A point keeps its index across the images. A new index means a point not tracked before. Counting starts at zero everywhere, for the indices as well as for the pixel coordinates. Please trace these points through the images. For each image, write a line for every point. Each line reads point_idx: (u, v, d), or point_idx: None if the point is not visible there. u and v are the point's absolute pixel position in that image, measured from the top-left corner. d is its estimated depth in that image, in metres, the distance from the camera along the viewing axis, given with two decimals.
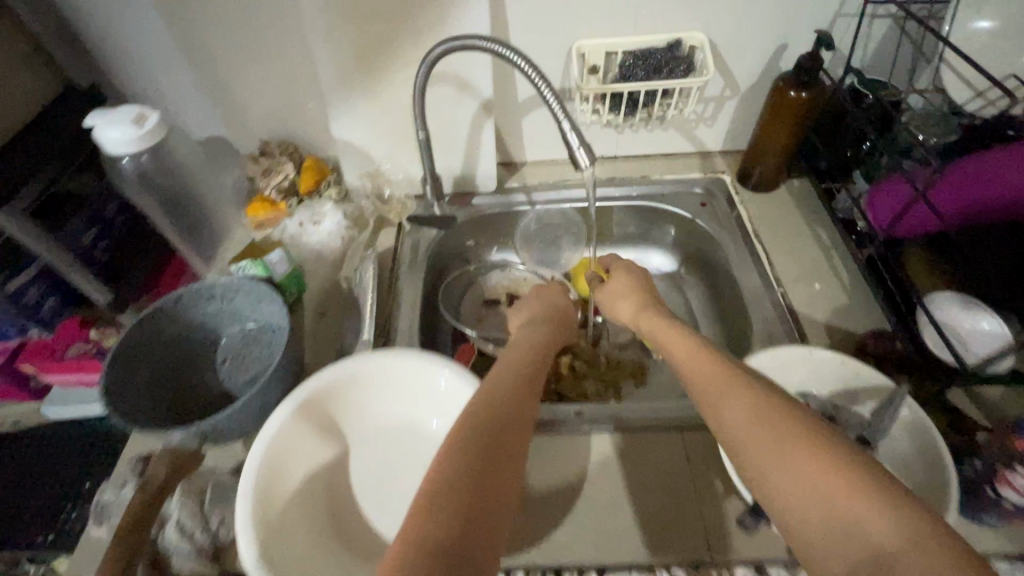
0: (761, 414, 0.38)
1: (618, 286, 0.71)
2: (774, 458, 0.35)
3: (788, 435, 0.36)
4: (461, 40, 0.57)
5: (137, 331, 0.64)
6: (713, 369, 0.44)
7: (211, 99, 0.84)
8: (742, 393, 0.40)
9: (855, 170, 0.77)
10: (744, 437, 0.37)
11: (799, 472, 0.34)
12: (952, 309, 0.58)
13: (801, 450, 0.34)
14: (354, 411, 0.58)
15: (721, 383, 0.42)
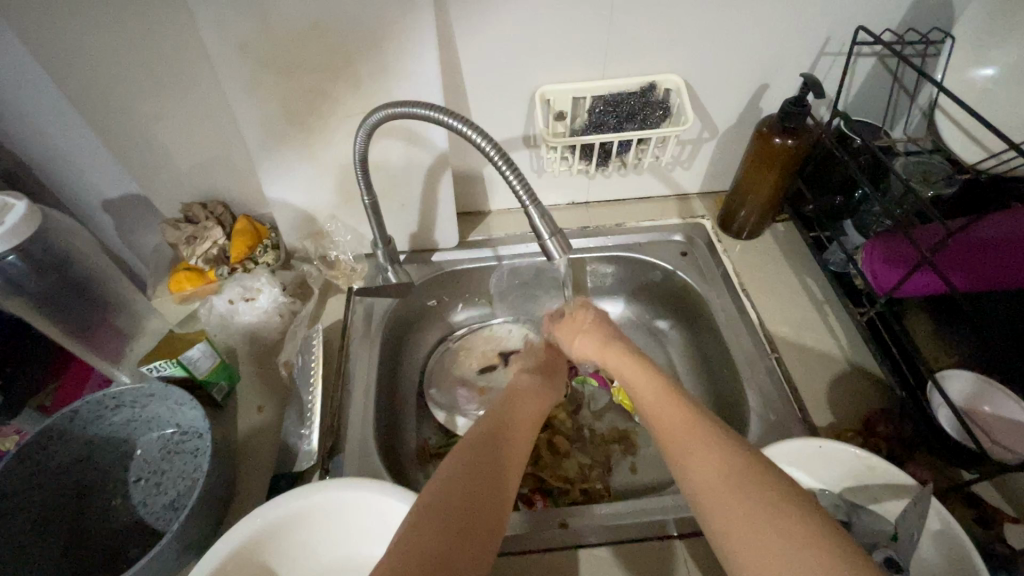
0: (735, 476, 0.37)
1: (581, 319, 0.63)
2: (744, 523, 0.35)
3: (761, 500, 0.35)
4: (406, 105, 0.47)
5: (19, 464, 0.52)
6: (685, 423, 0.43)
7: (118, 157, 0.71)
8: (715, 452, 0.39)
9: (846, 221, 0.71)
10: (715, 500, 0.37)
11: (772, 540, 0.33)
12: (963, 384, 0.54)
13: (776, 517, 0.34)
14: (291, 556, 0.47)
15: (694, 437, 0.41)
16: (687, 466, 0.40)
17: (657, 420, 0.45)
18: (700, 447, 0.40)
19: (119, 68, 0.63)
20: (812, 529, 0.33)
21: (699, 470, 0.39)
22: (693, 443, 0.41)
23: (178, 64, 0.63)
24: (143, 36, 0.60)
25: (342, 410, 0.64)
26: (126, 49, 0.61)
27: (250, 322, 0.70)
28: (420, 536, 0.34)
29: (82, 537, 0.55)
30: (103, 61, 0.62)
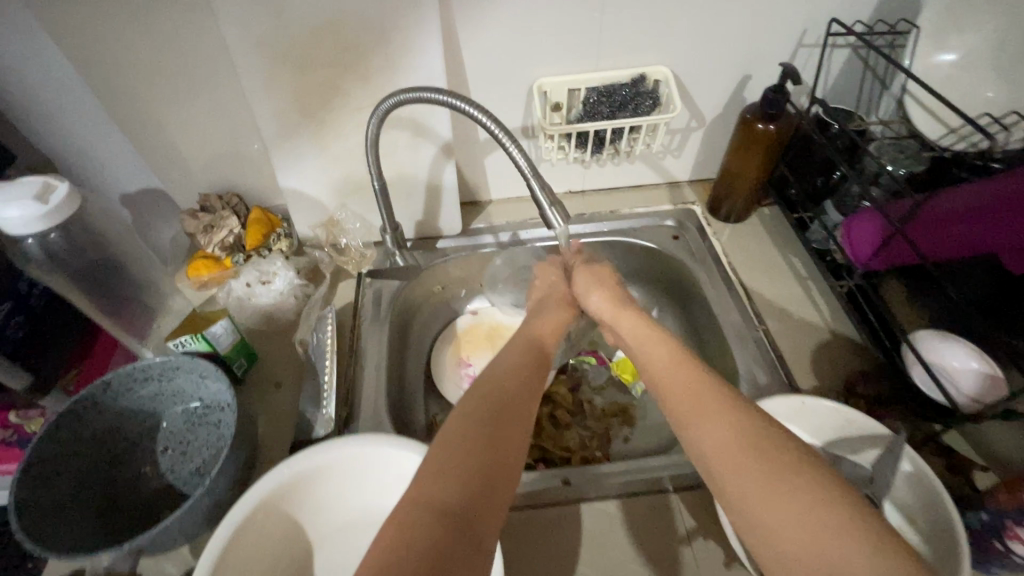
0: (749, 438, 0.37)
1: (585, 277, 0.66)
2: (755, 486, 0.35)
3: (775, 463, 0.35)
4: (416, 91, 0.52)
5: (57, 430, 0.55)
6: (697, 386, 0.43)
7: (140, 151, 0.75)
8: (729, 414, 0.39)
9: (826, 201, 0.75)
10: (725, 461, 0.37)
11: (785, 503, 0.34)
12: (935, 344, 0.58)
13: (789, 480, 0.34)
14: (315, 507, 0.51)
15: (706, 399, 0.41)
16: (696, 429, 0.40)
17: (668, 382, 0.45)
18: (713, 411, 0.40)
19: (143, 65, 0.67)
20: (825, 491, 0.33)
21: (711, 431, 0.39)
22: (706, 405, 0.41)
23: (198, 60, 0.67)
24: (168, 36, 0.64)
25: (356, 384, 0.68)
26: (150, 46, 0.65)
27: (267, 303, 0.74)
28: (439, 486, 0.34)
29: (115, 502, 0.58)
30: (128, 59, 0.66)
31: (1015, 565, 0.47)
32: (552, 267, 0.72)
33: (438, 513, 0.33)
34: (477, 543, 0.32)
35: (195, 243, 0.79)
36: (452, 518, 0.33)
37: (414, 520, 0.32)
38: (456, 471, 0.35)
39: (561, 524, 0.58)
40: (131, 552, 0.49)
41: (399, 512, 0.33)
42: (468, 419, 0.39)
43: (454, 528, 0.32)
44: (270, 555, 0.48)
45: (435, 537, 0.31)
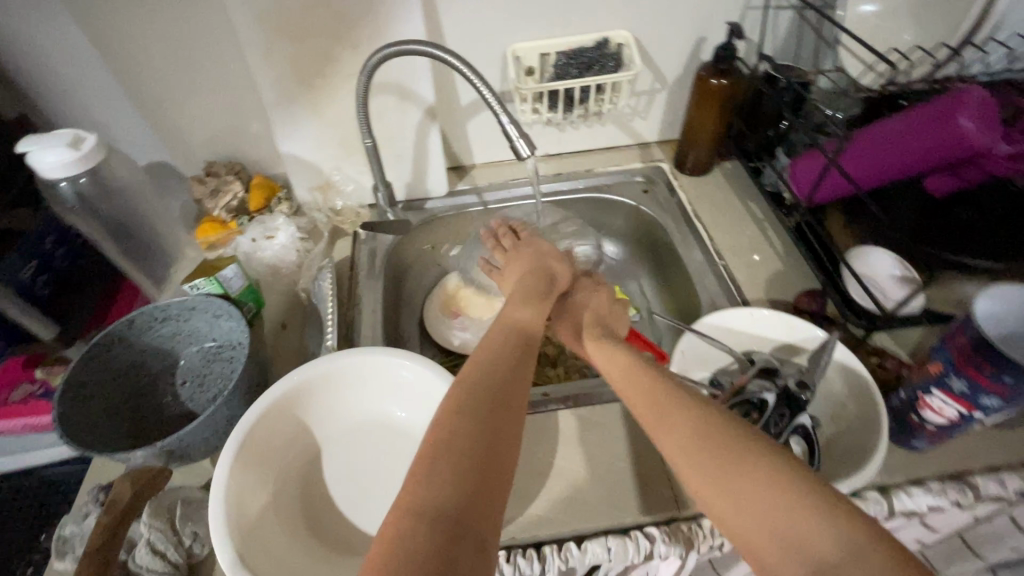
0: (711, 435, 0.40)
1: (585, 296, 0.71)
2: (715, 481, 0.38)
3: (732, 458, 0.38)
4: (399, 45, 0.59)
5: (86, 361, 0.61)
6: (659, 391, 0.46)
7: (149, 124, 0.82)
8: (690, 416, 0.42)
9: (777, 148, 0.84)
10: (687, 461, 0.40)
11: (743, 493, 0.36)
12: (869, 256, 0.65)
13: (744, 471, 0.37)
14: (322, 414, 0.58)
15: (667, 404, 0.44)
16: (660, 425, 0.43)
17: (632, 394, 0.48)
18: (675, 410, 0.43)
19: (151, 40, 0.73)
20: (782, 473, 0.36)
21: (670, 435, 0.42)
22: (667, 410, 0.43)
23: (201, 35, 0.74)
24: (174, 11, 0.71)
25: (355, 324, 0.75)
26: (157, 23, 0.71)
27: (272, 256, 0.80)
28: (432, 493, 0.37)
29: (141, 426, 0.65)
30: (138, 35, 0.72)
31: (930, 434, 0.55)
32: (553, 257, 0.73)
33: (432, 517, 0.35)
34: (474, 541, 0.35)
35: (202, 207, 0.85)
36: (447, 521, 0.35)
37: (410, 525, 0.35)
38: (447, 474, 0.38)
39: (541, 432, 0.65)
40: (163, 453, 0.55)
41: (393, 517, 0.36)
42: (451, 422, 0.42)
43: (450, 533, 0.35)
44: (283, 453, 0.55)
45: (430, 541, 0.34)
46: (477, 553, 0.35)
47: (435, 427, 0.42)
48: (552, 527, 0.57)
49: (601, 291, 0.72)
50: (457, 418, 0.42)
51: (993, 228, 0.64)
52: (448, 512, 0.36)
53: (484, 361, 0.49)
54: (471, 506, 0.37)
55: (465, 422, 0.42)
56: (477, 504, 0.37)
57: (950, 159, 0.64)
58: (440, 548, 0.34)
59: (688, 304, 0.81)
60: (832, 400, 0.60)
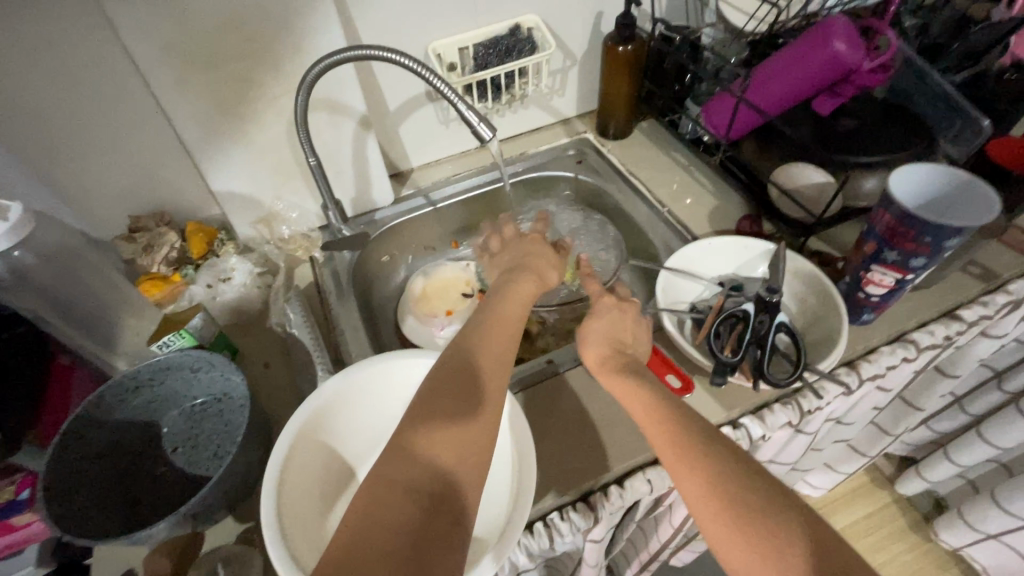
0: (733, 496, 0.44)
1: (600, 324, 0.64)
2: (720, 532, 0.44)
3: (752, 527, 0.43)
4: (351, 51, 0.63)
5: (63, 451, 0.55)
6: (683, 426, 0.49)
7: (53, 187, 0.73)
8: (711, 463, 0.46)
9: (686, 100, 0.93)
10: (704, 507, 0.45)
11: (744, 539, 0.43)
12: (790, 171, 0.75)
13: (751, 526, 0.43)
14: (349, 434, 0.57)
15: (692, 447, 0.48)
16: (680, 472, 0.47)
17: (651, 422, 0.51)
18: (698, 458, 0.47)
19: (42, 95, 0.66)
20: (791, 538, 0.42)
21: (691, 479, 0.46)
22: (692, 453, 0.47)
23: (101, 80, 0.68)
24: (63, 60, 0.64)
25: (341, 345, 0.74)
26: (45, 76, 0.65)
27: (233, 297, 0.76)
28: (411, 476, 0.42)
29: (137, 505, 0.59)
30: (25, 92, 0.65)
31: (874, 306, 0.65)
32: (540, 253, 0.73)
33: (410, 495, 0.41)
34: (447, 520, 0.41)
35: (136, 266, 0.78)
36: (424, 500, 0.41)
37: (390, 500, 0.40)
38: (425, 460, 0.43)
39: (555, 395, 0.69)
40: (187, 518, 0.52)
41: (373, 492, 0.41)
42: (434, 419, 0.45)
43: (428, 510, 0.41)
44: (322, 481, 0.54)
45: (408, 518, 0.40)
46: (450, 529, 0.40)
47: (418, 422, 0.45)
48: (593, 475, 0.61)
49: (622, 312, 0.64)
50: (441, 417, 0.46)
51: (872, 131, 0.75)
52: (426, 492, 0.41)
53: (483, 363, 0.51)
54: (448, 488, 0.42)
55: (450, 421, 0.46)
56: (453, 488, 0.42)
57: (831, 78, 0.75)
58: (416, 524, 0.40)
59: (645, 253, 0.88)
60: (794, 299, 0.69)
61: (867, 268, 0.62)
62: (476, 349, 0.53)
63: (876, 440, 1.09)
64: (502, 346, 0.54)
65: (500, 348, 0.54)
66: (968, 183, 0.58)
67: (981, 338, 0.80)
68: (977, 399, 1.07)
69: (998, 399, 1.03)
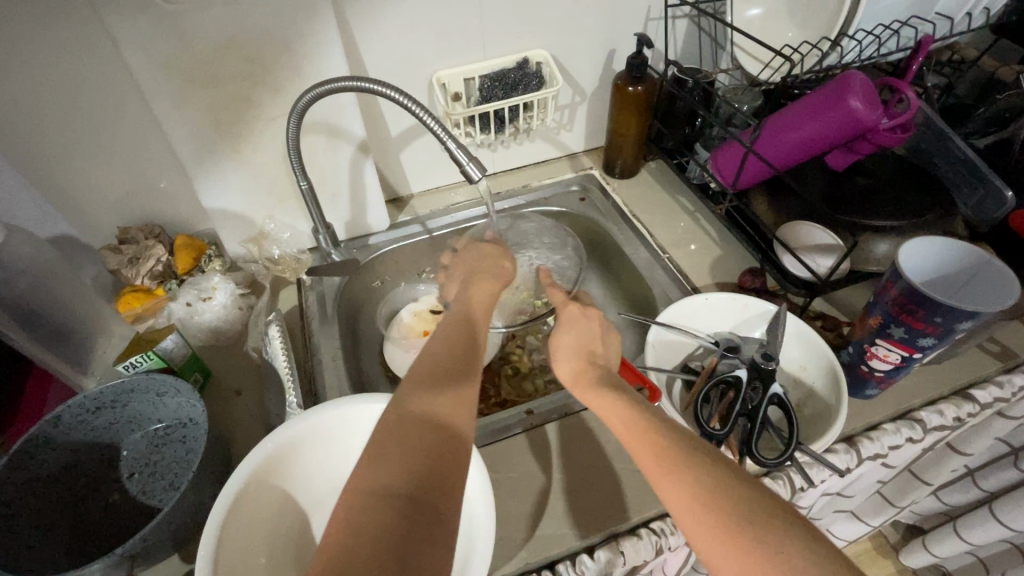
0: (719, 487, 0.39)
1: (567, 340, 0.61)
2: (717, 542, 0.37)
3: (746, 520, 0.37)
4: (344, 81, 0.61)
5: (10, 474, 0.53)
6: (658, 427, 0.45)
7: (46, 194, 0.72)
8: (696, 463, 0.41)
9: (696, 144, 0.90)
10: (693, 513, 0.39)
11: (745, 554, 0.36)
12: (800, 230, 0.72)
13: (753, 534, 0.37)
14: (303, 478, 0.54)
15: (673, 447, 0.43)
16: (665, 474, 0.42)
17: (634, 437, 0.45)
18: (676, 452, 0.42)
19: (38, 103, 0.65)
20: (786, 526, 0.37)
21: (675, 485, 0.41)
22: (672, 450, 0.42)
23: (97, 91, 0.67)
24: (63, 70, 0.64)
25: (317, 375, 0.71)
26: (41, 84, 0.64)
27: (211, 319, 0.75)
28: (385, 478, 0.38)
29: (83, 535, 0.57)
30: (23, 101, 0.64)
31: (879, 380, 0.61)
32: (496, 260, 0.74)
33: (384, 501, 0.37)
34: (430, 522, 0.37)
35: (121, 277, 0.77)
36: (399, 502, 0.37)
37: (365, 508, 0.36)
38: (398, 461, 0.39)
39: (530, 449, 0.65)
40: (125, 558, 0.49)
41: (344, 507, 0.36)
42: (404, 420, 0.42)
43: (405, 514, 0.36)
44: (269, 530, 0.51)
45: (384, 524, 0.35)
46: (430, 536, 0.36)
47: (386, 425, 0.42)
48: (560, 543, 0.57)
49: (589, 322, 0.63)
50: (414, 415, 0.43)
51: (887, 191, 0.71)
52: (402, 496, 0.37)
53: (449, 366, 0.50)
54: (426, 487, 0.38)
55: (419, 417, 0.43)
56: (432, 487, 0.38)
57: (847, 135, 0.71)
58: (394, 526, 0.35)
59: (640, 301, 0.85)
60: (792, 367, 0.65)
61: (871, 341, 0.58)
62: (439, 356, 0.51)
63: (881, 510, 1.03)
64: (463, 351, 0.53)
65: (466, 352, 0.53)
66: (984, 263, 0.54)
67: (998, 417, 0.75)
68: (990, 475, 1.00)
69: (1014, 478, 0.96)
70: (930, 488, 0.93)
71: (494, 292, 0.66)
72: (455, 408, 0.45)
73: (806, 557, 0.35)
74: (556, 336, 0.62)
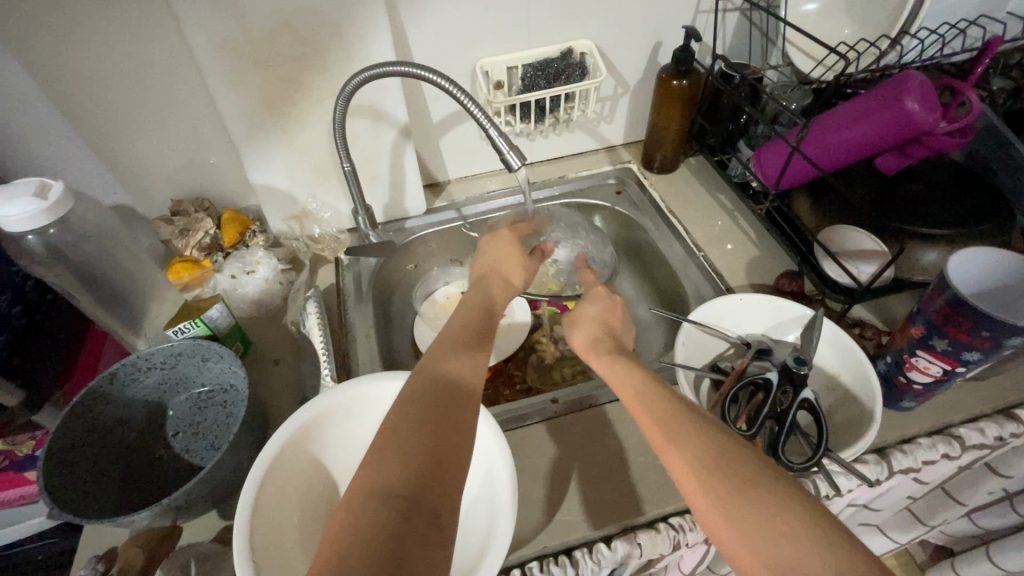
0: (717, 468, 0.39)
1: (589, 314, 0.65)
2: (718, 527, 0.37)
3: (746, 501, 0.37)
4: (391, 67, 0.63)
5: (71, 424, 0.57)
6: (672, 420, 0.44)
7: (107, 162, 0.76)
8: (693, 445, 0.41)
9: (739, 142, 0.88)
10: (695, 494, 0.39)
11: (758, 560, 0.35)
12: (841, 235, 0.70)
13: (752, 515, 0.36)
14: (335, 448, 0.57)
15: (673, 431, 0.43)
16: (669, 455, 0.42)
17: (642, 421, 0.46)
18: (675, 435, 0.43)
19: (104, 77, 0.69)
20: (785, 504, 0.37)
21: (678, 466, 0.41)
22: (671, 435, 0.43)
23: (159, 67, 0.70)
24: (128, 46, 0.67)
25: (351, 352, 0.74)
26: (109, 58, 0.68)
27: (255, 292, 0.78)
28: (383, 476, 0.39)
29: (132, 486, 0.61)
30: (90, 75, 0.68)
31: (917, 393, 0.59)
32: (515, 261, 0.74)
33: (383, 498, 0.37)
34: (428, 518, 0.37)
35: (172, 247, 0.81)
36: (398, 501, 0.37)
37: (364, 505, 0.37)
38: (396, 459, 0.40)
39: (552, 438, 0.66)
40: (169, 509, 0.53)
41: (346, 506, 0.37)
42: (402, 416, 0.44)
43: (403, 510, 0.37)
44: (303, 493, 0.53)
45: (382, 520, 0.36)
46: (429, 530, 0.37)
47: (384, 424, 0.43)
48: (579, 530, 0.58)
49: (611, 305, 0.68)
50: (411, 411, 0.44)
51: (939, 199, 0.69)
52: (399, 492, 0.38)
53: (446, 368, 0.50)
54: (424, 484, 0.39)
55: (416, 419, 0.43)
56: (429, 487, 0.39)
57: (900, 138, 0.68)
58: (391, 523, 0.36)
59: (672, 297, 0.84)
60: (826, 373, 0.63)
61: (912, 351, 0.56)
62: (440, 351, 0.53)
63: (908, 526, 1.00)
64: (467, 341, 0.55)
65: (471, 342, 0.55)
66: None
67: None
68: None
69: None
70: (963, 509, 0.90)
71: (502, 289, 0.68)
72: (453, 409, 0.45)
73: (804, 539, 0.35)
74: (578, 311, 0.66)
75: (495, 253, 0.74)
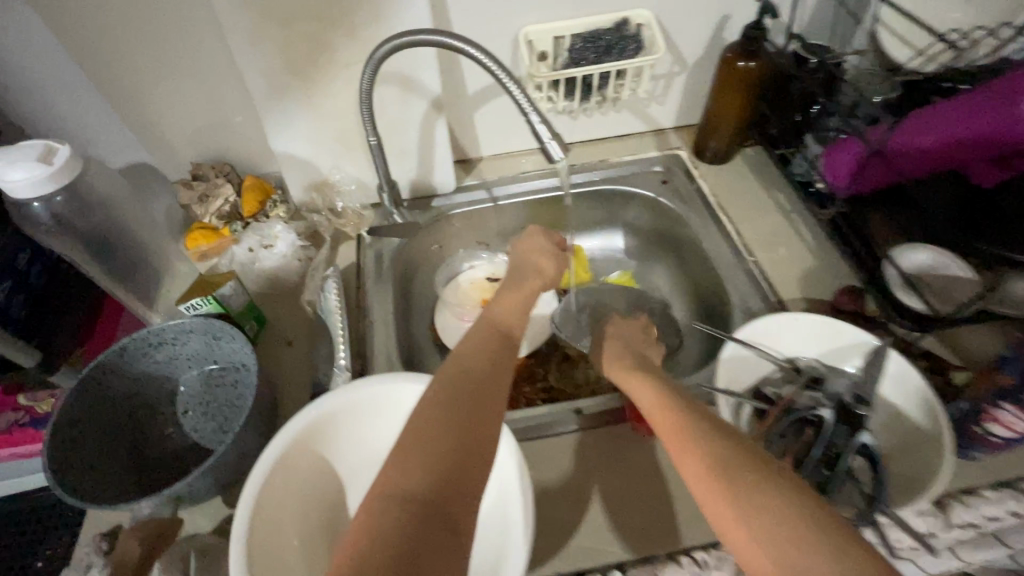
0: (765, 496, 0.34)
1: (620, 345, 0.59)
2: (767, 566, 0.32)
3: (796, 536, 0.32)
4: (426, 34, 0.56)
5: (79, 399, 0.56)
6: (710, 437, 0.39)
7: (126, 119, 0.73)
8: (735, 467, 0.36)
9: (806, 135, 0.76)
10: (736, 525, 0.34)
11: None
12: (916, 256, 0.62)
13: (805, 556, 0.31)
14: (341, 449, 0.53)
15: (714, 448, 0.38)
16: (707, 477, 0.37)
17: (676, 436, 0.41)
18: (717, 454, 0.37)
19: (121, 30, 0.65)
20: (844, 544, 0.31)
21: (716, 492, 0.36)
22: (712, 453, 0.38)
23: (177, 21, 0.66)
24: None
25: (367, 338, 0.70)
26: (125, 9, 0.63)
27: (272, 265, 0.75)
28: (402, 478, 0.35)
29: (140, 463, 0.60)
30: (107, 27, 0.64)
31: (992, 445, 0.52)
32: (547, 255, 0.66)
33: (403, 505, 0.33)
34: (448, 532, 0.33)
35: (190, 214, 0.78)
36: (418, 508, 0.33)
37: (380, 511, 0.33)
38: (418, 461, 0.36)
39: (572, 451, 0.62)
40: (171, 499, 0.51)
41: (365, 512, 0.34)
42: (424, 411, 0.39)
43: (422, 520, 0.33)
44: (305, 497, 0.51)
45: (398, 530, 0.32)
46: (446, 544, 0.33)
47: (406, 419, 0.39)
48: (594, 556, 0.54)
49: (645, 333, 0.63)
50: (435, 405, 0.40)
51: None
52: (419, 499, 0.34)
53: (472, 362, 0.45)
54: (445, 492, 0.35)
55: (436, 416, 0.39)
56: (449, 495, 0.35)
57: (999, 145, 0.60)
58: (408, 536, 0.32)
59: (714, 303, 0.77)
60: (887, 410, 0.56)
61: (995, 402, 0.50)
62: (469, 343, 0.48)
63: None
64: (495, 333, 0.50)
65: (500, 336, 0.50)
66: None
67: None
68: None
69: None
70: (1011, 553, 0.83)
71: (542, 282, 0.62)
72: (478, 404, 0.41)
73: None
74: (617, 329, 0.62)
75: (535, 244, 0.67)
